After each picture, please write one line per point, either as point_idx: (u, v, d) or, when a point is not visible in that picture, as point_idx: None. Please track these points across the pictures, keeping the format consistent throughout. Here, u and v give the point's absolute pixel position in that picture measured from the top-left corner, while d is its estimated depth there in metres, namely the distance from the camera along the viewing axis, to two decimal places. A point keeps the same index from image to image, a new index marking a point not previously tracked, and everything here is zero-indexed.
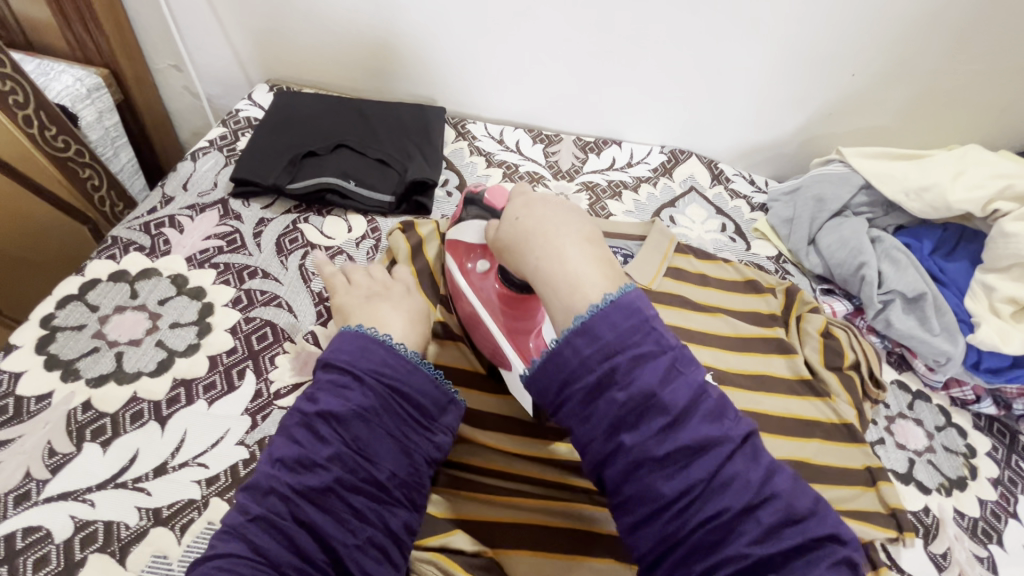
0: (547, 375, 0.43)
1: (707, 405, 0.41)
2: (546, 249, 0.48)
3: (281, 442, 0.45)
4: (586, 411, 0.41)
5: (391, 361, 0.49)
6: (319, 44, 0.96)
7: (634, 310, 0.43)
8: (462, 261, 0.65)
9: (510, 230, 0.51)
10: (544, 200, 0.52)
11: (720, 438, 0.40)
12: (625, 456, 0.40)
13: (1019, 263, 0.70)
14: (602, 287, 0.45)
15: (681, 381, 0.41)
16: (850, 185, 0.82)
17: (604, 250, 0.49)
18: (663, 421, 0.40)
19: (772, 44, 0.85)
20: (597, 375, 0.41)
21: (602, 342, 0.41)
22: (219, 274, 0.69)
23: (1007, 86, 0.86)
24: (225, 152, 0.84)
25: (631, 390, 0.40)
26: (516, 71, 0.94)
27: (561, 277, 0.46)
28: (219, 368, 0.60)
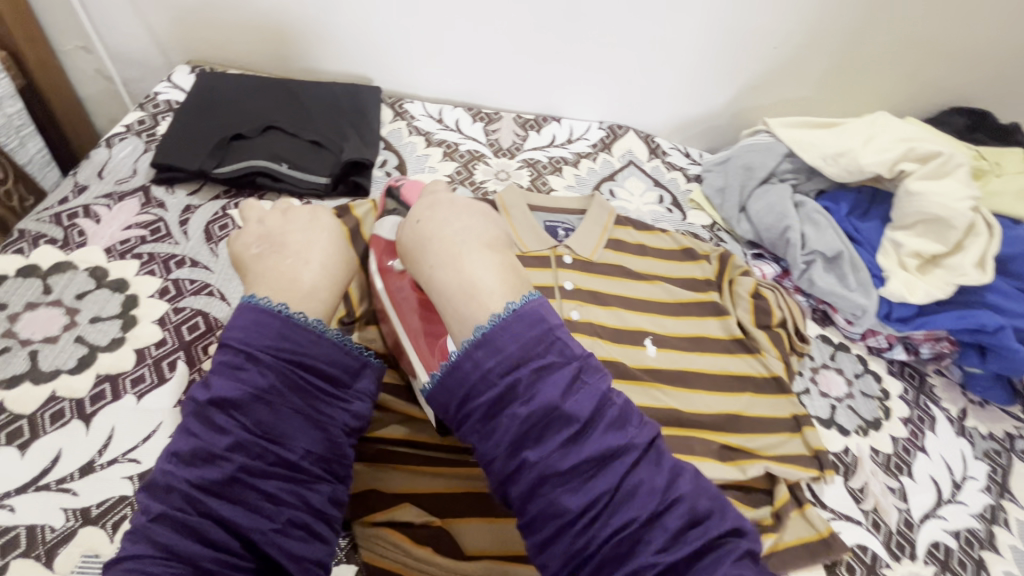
0: (452, 390, 0.45)
1: (609, 416, 0.44)
2: (444, 255, 0.51)
3: (177, 438, 0.43)
4: (491, 430, 0.43)
5: (292, 334, 0.47)
6: (243, 21, 0.92)
7: (536, 320, 0.46)
8: (382, 258, 0.60)
9: (412, 232, 0.53)
10: (446, 207, 0.55)
11: (624, 448, 0.42)
12: (532, 473, 0.42)
13: (923, 219, 0.76)
14: (496, 292, 0.49)
15: (583, 394, 0.44)
16: (775, 154, 0.87)
17: (501, 258, 0.52)
18: (567, 435, 0.42)
19: (700, 18, 0.88)
20: (498, 392, 0.43)
21: (498, 349, 0.44)
22: (143, 264, 0.65)
23: (913, 57, 0.92)
24: (145, 137, 0.79)
25: (534, 407, 0.42)
26: (452, 49, 0.93)
27: (455, 284, 0.49)
28: (148, 361, 0.57)
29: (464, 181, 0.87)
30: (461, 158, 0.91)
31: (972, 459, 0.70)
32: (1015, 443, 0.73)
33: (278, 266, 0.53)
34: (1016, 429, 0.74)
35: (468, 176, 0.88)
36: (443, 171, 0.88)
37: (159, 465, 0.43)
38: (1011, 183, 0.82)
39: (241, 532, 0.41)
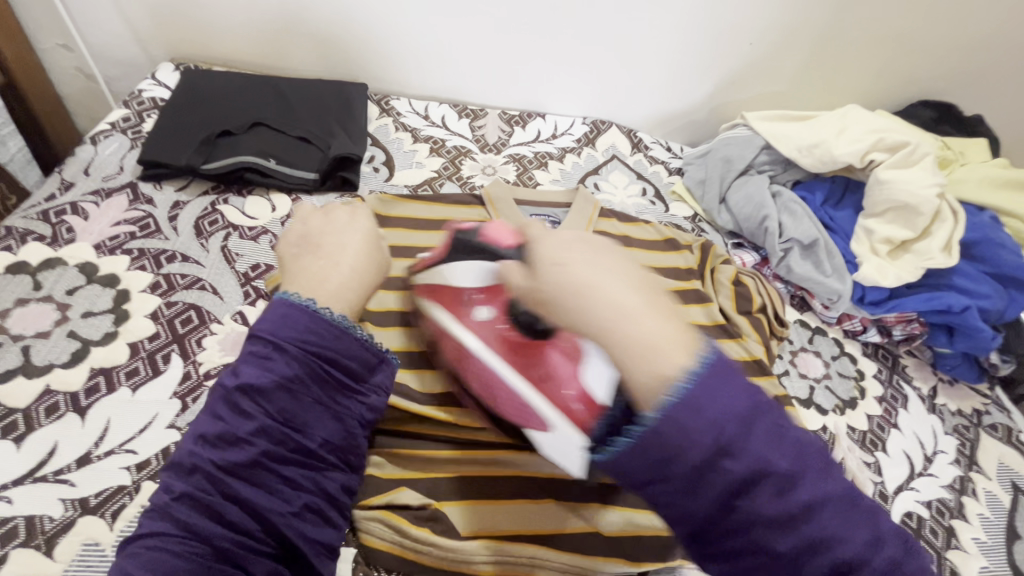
0: (642, 450, 0.31)
1: (805, 460, 0.32)
2: (599, 304, 0.32)
3: (201, 419, 0.44)
4: (697, 485, 0.31)
5: (317, 329, 0.47)
6: (228, 19, 0.92)
7: (726, 363, 0.32)
8: (456, 306, 0.54)
9: (549, 278, 0.34)
10: (581, 234, 0.36)
11: (827, 496, 0.32)
12: (736, 526, 0.31)
13: (892, 206, 0.79)
14: (674, 350, 0.32)
15: (779, 431, 0.32)
16: (752, 146, 0.90)
17: (667, 304, 0.35)
18: (775, 484, 0.31)
19: (679, 16, 0.90)
20: (706, 443, 0.30)
21: (696, 411, 0.30)
22: (133, 259, 0.65)
23: (883, 53, 0.96)
24: (131, 134, 0.79)
25: (745, 457, 0.31)
26: (437, 46, 0.94)
27: (624, 348, 0.32)
28: (142, 354, 0.58)
29: (451, 176, 0.89)
30: (447, 153, 0.92)
31: (941, 434, 0.74)
32: (982, 418, 0.77)
33: (312, 265, 0.52)
34: (983, 405, 0.78)
35: (455, 171, 0.89)
36: (431, 166, 0.89)
37: (181, 444, 0.44)
38: (974, 172, 0.86)
39: (262, 514, 0.42)
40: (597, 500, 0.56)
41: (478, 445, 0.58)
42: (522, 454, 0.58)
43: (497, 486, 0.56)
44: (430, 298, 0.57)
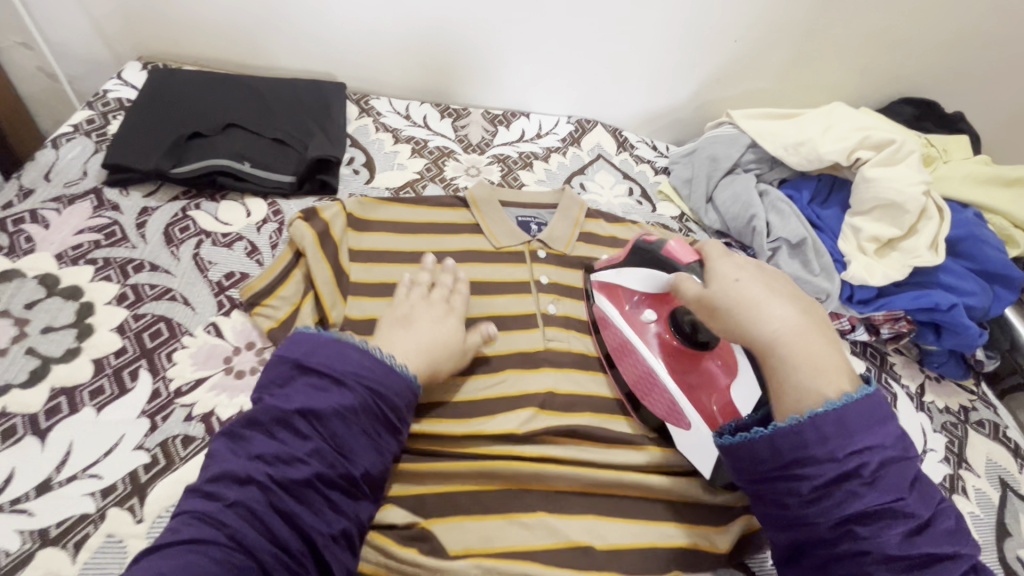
0: (775, 450, 0.45)
1: (947, 524, 0.43)
2: (767, 320, 0.48)
3: (258, 438, 0.45)
4: (815, 497, 0.43)
5: (367, 363, 0.49)
6: (197, 16, 0.88)
7: (881, 416, 0.44)
8: (622, 304, 0.66)
9: (732, 293, 0.49)
10: (758, 265, 0.52)
11: (955, 556, 0.42)
12: (855, 544, 0.42)
13: (879, 204, 0.79)
14: (828, 365, 0.46)
15: (925, 489, 0.44)
16: (738, 145, 0.90)
17: (828, 327, 0.49)
18: (909, 526, 0.41)
19: (663, 12, 0.89)
20: (837, 468, 0.42)
21: (848, 432, 0.43)
22: (98, 270, 0.62)
23: (866, 50, 0.96)
24: (95, 137, 0.75)
25: (881, 493, 0.42)
26: (416, 43, 0.92)
27: (793, 356, 0.46)
28: (107, 371, 0.54)
29: (434, 178, 0.86)
30: (430, 154, 0.89)
31: (931, 432, 0.74)
32: (969, 415, 0.77)
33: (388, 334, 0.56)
34: (970, 402, 0.78)
35: (438, 173, 0.87)
36: (413, 168, 0.87)
37: (220, 463, 0.44)
38: (957, 169, 0.86)
39: (306, 532, 0.43)
40: (590, 513, 0.55)
41: (468, 455, 0.56)
42: (513, 464, 0.56)
43: (488, 500, 0.54)
44: (603, 292, 0.68)
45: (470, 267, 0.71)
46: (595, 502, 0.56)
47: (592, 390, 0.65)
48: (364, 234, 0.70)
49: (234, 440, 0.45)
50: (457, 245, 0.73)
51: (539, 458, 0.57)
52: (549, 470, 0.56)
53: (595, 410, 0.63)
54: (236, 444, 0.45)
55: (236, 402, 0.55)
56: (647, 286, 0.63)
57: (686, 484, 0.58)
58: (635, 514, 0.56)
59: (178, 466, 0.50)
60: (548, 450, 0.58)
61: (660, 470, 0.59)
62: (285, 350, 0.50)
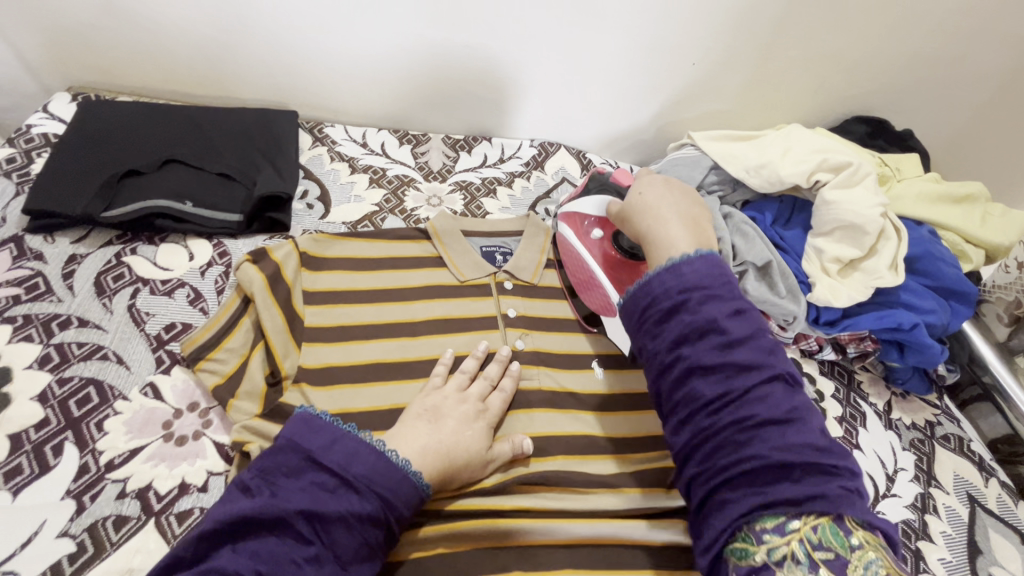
0: (634, 301, 0.50)
1: (764, 343, 0.46)
2: (651, 217, 0.57)
3: (256, 536, 0.42)
4: (657, 329, 0.48)
5: (382, 467, 0.46)
6: (131, 43, 0.83)
7: (716, 265, 0.49)
8: (577, 225, 0.75)
9: (633, 202, 0.60)
10: (667, 183, 0.61)
11: (766, 367, 0.44)
12: (684, 365, 0.46)
13: (840, 226, 0.80)
14: (685, 242, 0.53)
15: (750, 318, 0.47)
16: (701, 167, 0.89)
17: (703, 229, 0.56)
18: (720, 340, 0.45)
19: (623, 36, 0.88)
20: (671, 301, 0.48)
21: (682, 275, 0.49)
22: (17, 330, 0.56)
23: (821, 71, 0.98)
24: (16, 178, 0.69)
25: (701, 316, 0.46)
26: (371, 69, 0.88)
27: (661, 236, 0.54)
28: (26, 448, 0.49)
29: (394, 209, 0.83)
30: (389, 184, 0.86)
31: (900, 450, 0.74)
32: (934, 430, 0.78)
33: (409, 425, 0.53)
34: (935, 416, 0.79)
35: (398, 204, 0.84)
36: (371, 199, 0.83)
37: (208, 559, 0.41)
38: (910, 188, 0.88)
39: None
40: (568, 567, 0.52)
41: (436, 517, 0.53)
42: (483, 521, 0.53)
43: (459, 562, 0.51)
44: (563, 220, 0.77)
45: (433, 304, 0.68)
46: (571, 556, 0.53)
47: (566, 430, 0.61)
48: (319, 274, 0.66)
49: (224, 534, 0.42)
50: (420, 281, 0.70)
51: (511, 513, 0.54)
52: (523, 524, 0.53)
53: (568, 451, 0.60)
54: (230, 538, 0.42)
55: (176, 472, 0.50)
56: (602, 208, 0.72)
57: (664, 529, 0.56)
58: (616, 565, 0.53)
59: (109, 552, 0.45)
60: (519, 502, 0.55)
61: (638, 513, 0.57)
62: (294, 437, 0.46)
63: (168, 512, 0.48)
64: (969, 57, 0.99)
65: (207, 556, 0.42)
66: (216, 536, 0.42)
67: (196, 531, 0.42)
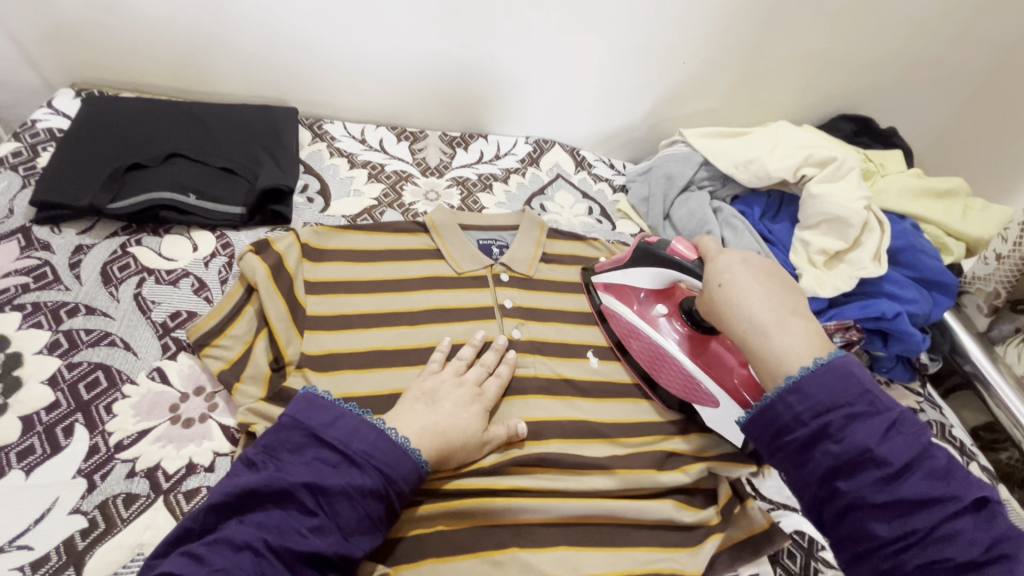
0: (763, 424, 0.45)
1: (933, 465, 0.39)
2: (743, 315, 0.50)
3: (261, 510, 0.44)
4: (801, 459, 0.42)
5: (382, 443, 0.48)
6: (134, 41, 0.85)
7: (850, 374, 0.42)
8: (633, 303, 0.71)
9: (716, 298, 0.53)
10: (745, 261, 0.54)
11: (944, 498, 0.38)
12: (843, 501, 0.40)
13: (825, 219, 0.82)
14: (799, 350, 0.46)
15: (907, 435, 0.40)
16: (692, 163, 0.92)
17: (808, 319, 0.48)
18: (879, 473, 0.39)
19: (615, 35, 0.91)
20: (810, 428, 0.42)
21: (814, 397, 0.42)
22: (26, 316, 0.58)
23: (808, 70, 1.01)
24: (22, 171, 0.70)
25: (849, 446, 0.40)
26: (369, 67, 0.90)
27: (767, 347, 0.47)
28: (38, 429, 0.50)
29: (392, 204, 0.85)
30: (387, 179, 0.88)
31: None
32: (917, 416, 0.80)
33: (407, 408, 0.54)
34: (918, 403, 0.82)
35: (396, 198, 0.86)
36: (370, 194, 0.85)
37: (216, 529, 0.43)
38: (894, 183, 0.91)
39: None
40: (562, 545, 0.54)
41: (435, 496, 0.55)
42: (480, 500, 0.55)
43: (458, 539, 0.53)
44: (610, 293, 0.73)
45: (431, 294, 0.70)
46: (566, 533, 0.55)
47: (560, 413, 0.63)
48: (320, 264, 0.68)
49: (231, 507, 0.44)
50: (419, 272, 0.72)
51: (508, 492, 0.56)
52: (519, 502, 0.55)
53: (564, 434, 0.62)
54: (236, 512, 0.44)
55: (184, 453, 0.52)
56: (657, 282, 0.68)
57: (656, 508, 0.58)
58: (606, 543, 0.55)
59: (120, 528, 0.47)
60: (515, 482, 0.57)
61: (630, 492, 0.59)
62: (297, 414, 0.48)
63: (176, 490, 0.50)
64: (950, 57, 1.02)
65: (215, 527, 0.43)
66: (223, 509, 0.44)
67: (204, 504, 0.44)
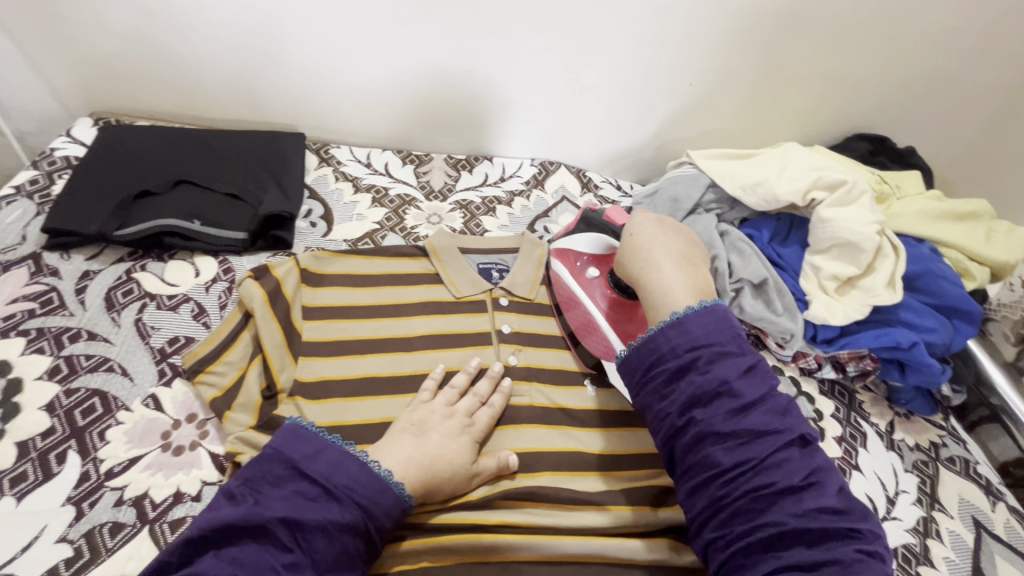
0: (638, 357, 0.50)
1: (776, 404, 0.46)
2: (643, 260, 0.57)
3: (236, 545, 0.43)
4: (667, 390, 0.48)
5: (364, 477, 0.47)
6: (148, 70, 0.88)
7: (722, 317, 0.49)
8: (572, 263, 0.75)
9: (626, 243, 0.60)
10: (658, 223, 0.61)
11: (780, 430, 0.45)
12: (698, 427, 0.46)
13: (837, 243, 0.79)
14: (684, 288, 0.53)
15: (760, 379, 0.47)
16: (698, 185, 0.90)
17: (695, 268, 0.57)
18: (733, 405, 0.45)
19: (619, 57, 0.90)
20: (680, 361, 0.47)
21: (689, 332, 0.48)
22: (30, 342, 0.60)
23: (820, 90, 0.99)
24: (37, 199, 0.73)
25: (711, 377, 0.46)
26: (374, 92, 0.92)
27: (657, 282, 0.55)
28: (32, 455, 0.52)
29: (394, 227, 0.85)
30: (390, 203, 0.88)
31: (902, 472, 0.72)
32: (939, 451, 0.76)
33: (395, 439, 0.54)
34: (940, 438, 0.78)
35: (398, 222, 0.86)
36: (373, 218, 0.86)
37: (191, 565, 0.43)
38: (911, 206, 0.88)
39: None
40: None
41: (420, 531, 0.54)
42: (467, 537, 0.53)
43: None
44: (555, 257, 0.77)
45: (428, 320, 0.69)
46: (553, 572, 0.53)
47: (555, 445, 0.62)
48: (319, 290, 0.68)
49: (208, 543, 0.43)
50: (416, 297, 0.71)
51: (497, 528, 0.55)
52: (509, 538, 0.54)
53: (556, 467, 0.60)
54: (211, 549, 0.43)
55: (172, 481, 0.53)
56: (598, 245, 0.73)
57: (652, 549, 0.56)
58: None
59: (104, 558, 0.48)
60: (503, 518, 0.55)
61: (626, 531, 0.57)
62: (281, 446, 0.48)
63: (161, 520, 0.51)
64: (970, 75, 0.99)
65: (190, 561, 0.43)
66: (201, 543, 0.44)
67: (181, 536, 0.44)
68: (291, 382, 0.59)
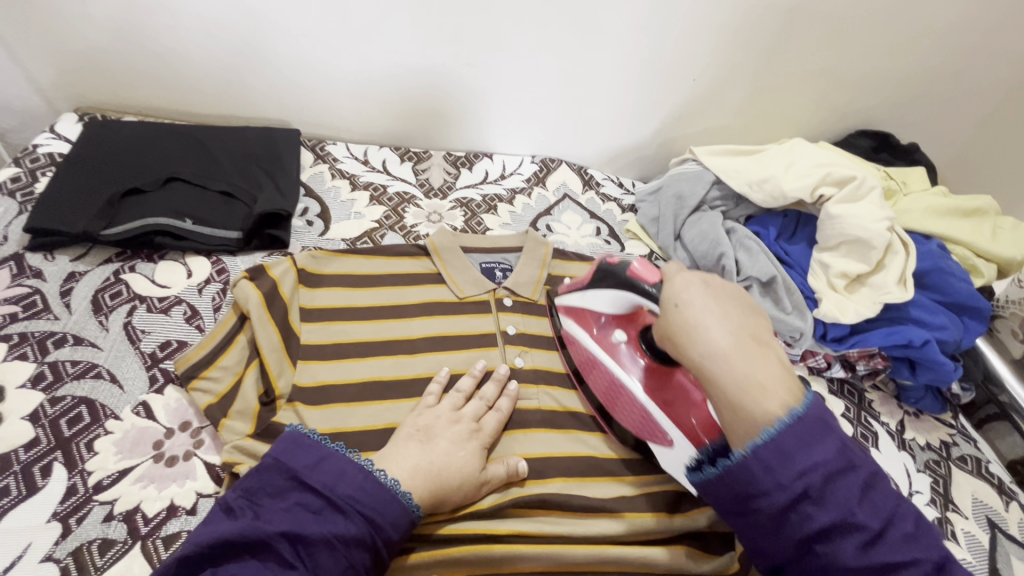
0: (730, 483, 0.44)
1: (906, 526, 0.40)
2: (704, 348, 0.44)
3: (232, 563, 0.41)
4: (774, 525, 0.42)
5: (369, 486, 0.45)
6: (135, 63, 0.84)
7: (824, 426, 0.41)
8: (592, 327, 0.64)
9: (672, 321, 0.47)
10: (704, 282, 0.48)
11: (916, 559, 0.39)
12: (818, 560, 0.41)
13: (845, 240, 0.78)
14: (765, 385, 0.42)
15: (879, 493, 0.41)
16: (704, 182, 0.89)
17: (765, 346, 0.44)
18: (862, 538, 0.39)
19: (622, 52, 0.88)
20: (787, 493, 0.40)
21: (791, 458, 0.40)
22: (12, 347, 0.57)
23: (823, 87, 0.98)
24: (19, 197, 0.70)
25: (830, 509, 0.40)
26: (371, 87, 0.89)
27: (727, 378, 0.43)
28: (15, 469, 0.49)
29: (393, 226, 0.83)
30: (389, 201, 0.86)
31: (915, 472, 0.71)
32: (951, 451, 0.75)
33: (401, 446, 0.51)
34: (950, 436, 0.77)
35: (398, 220, 0.84)
36: (371, 216, 0.83)
37: None
38: (917, 202, 0.87)
39: None
40: None
41: (428, 542, 0.52)
42: (477, 548, 0.51)
43: None
44: (570, 318, 0.67)
45: (431, 320, 0.67)
46: None
47: (565, 450, 0.60)
48: (317, 291, 0.66)
49: (205, 561, 0.41)
50: (418, 297, 0.69)
51: (507, 538, 0.53)
52: (521, 548, 0.52)
53: (567, 473, 0.58)
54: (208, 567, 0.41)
55: (165, 494, 0.50)
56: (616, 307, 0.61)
57: (668, 556, 0.54)
58: None
59: None
60: (514, 526, 0.53)
61: (641, 539, 0.55)
62: (280, 455, 0.45)
63: (154, 535, 0.48)
64: (973, 71, 0.98)
65: None
66: (197, 561, 0.41)
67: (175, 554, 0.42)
68: (290, 388, 0.57)
